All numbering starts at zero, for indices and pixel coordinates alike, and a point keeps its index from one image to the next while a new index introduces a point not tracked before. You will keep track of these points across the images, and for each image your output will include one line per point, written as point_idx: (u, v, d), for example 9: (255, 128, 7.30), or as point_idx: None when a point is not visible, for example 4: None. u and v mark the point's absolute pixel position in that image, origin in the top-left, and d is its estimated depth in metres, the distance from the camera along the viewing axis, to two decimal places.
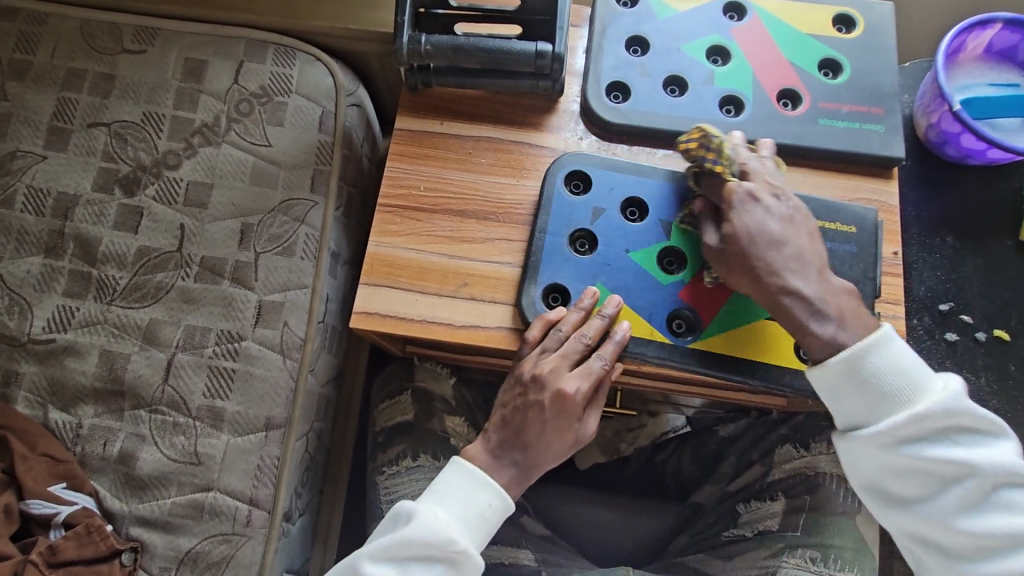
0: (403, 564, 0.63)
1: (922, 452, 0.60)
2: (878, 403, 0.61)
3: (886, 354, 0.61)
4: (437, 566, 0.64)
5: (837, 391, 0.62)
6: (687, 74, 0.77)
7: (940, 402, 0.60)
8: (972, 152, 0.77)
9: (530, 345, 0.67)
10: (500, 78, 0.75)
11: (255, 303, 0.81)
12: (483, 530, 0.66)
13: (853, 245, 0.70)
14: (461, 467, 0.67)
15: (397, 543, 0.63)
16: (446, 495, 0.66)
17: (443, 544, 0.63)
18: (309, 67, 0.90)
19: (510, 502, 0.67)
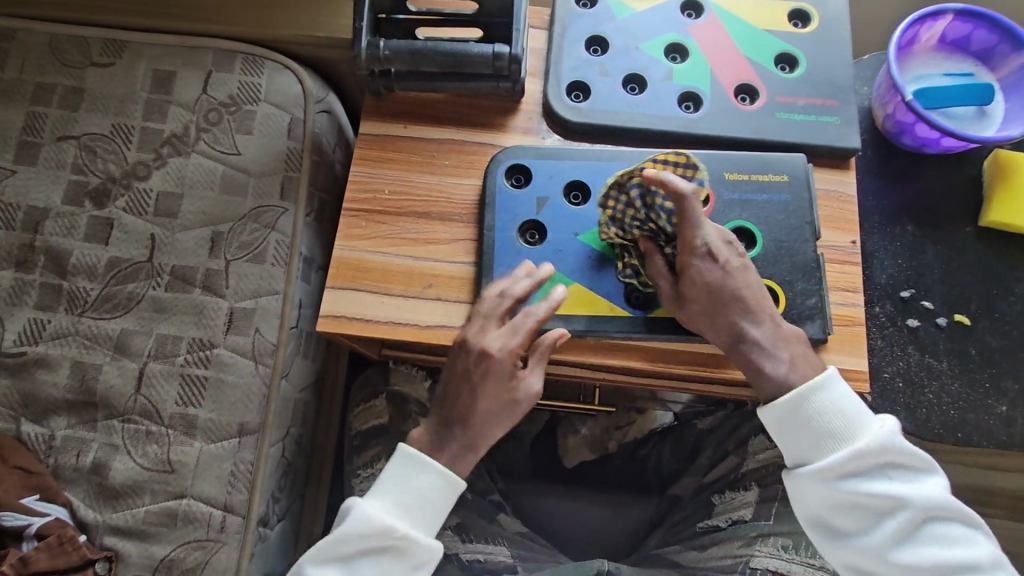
0: (348, 561, 0.65)
1: (863, 490, 0.62)
2: (823, 442, 0.64)
3: (824, 394, 0.64)
4: (382, 557, 0.65)
5: (786, 427, 0.65)
6: (646, 71, 0.78)
7: (874, 439, 0.63)
8: (927, 141, 0.78)
9: (460, 312, 0.69)
10: (461, 81, 0.76)
11: (226, 311, 0.81)
12: (427, 514, 0.67)
13: (786, 194, 0.73)
14: (399, 454, 0.68)
15: (334, 540, 0.64)
16: (383, 485, 0.67)
17: (383, 535, 0.64)
18: (278, 76, 0.91)
19: (453, 482, 0.67)
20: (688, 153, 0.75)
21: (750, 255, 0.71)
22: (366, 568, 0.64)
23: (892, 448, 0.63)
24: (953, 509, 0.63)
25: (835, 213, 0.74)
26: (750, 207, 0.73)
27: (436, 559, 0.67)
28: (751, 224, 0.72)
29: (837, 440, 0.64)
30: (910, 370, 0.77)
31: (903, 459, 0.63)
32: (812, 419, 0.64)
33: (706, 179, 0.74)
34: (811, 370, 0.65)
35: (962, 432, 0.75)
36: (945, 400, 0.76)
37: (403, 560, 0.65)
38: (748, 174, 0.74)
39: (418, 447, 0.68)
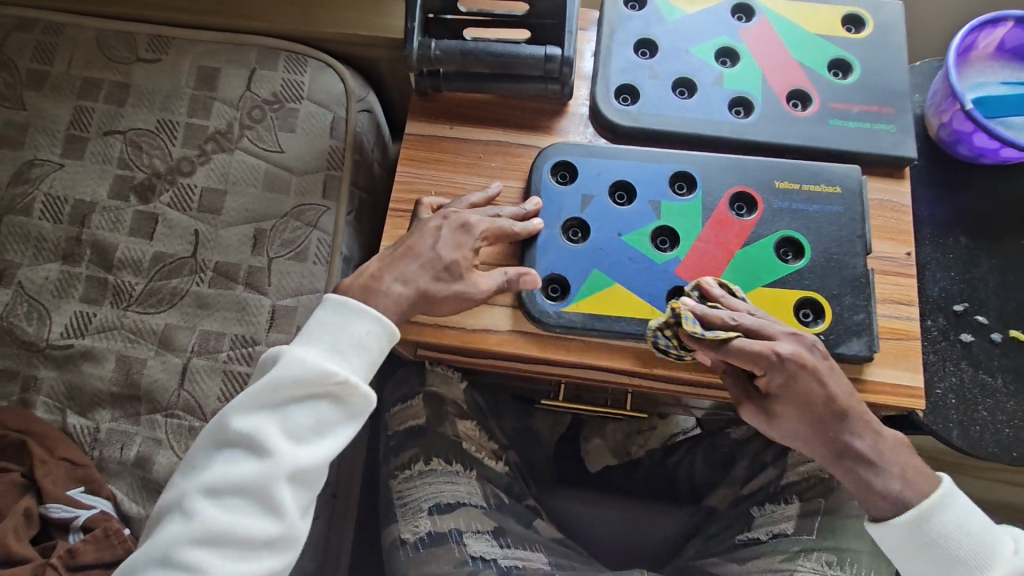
0: (277, 407, 0.59)
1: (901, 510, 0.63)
2: (948, 566, 0.62)
3: (948, 512, 0.62)
4: (317, 405, 0.60)
5: (904, 551, 0.63)
6: (696, 75, 0.77)
7: (990, 552, 0.61)
8: (985, 151, 0.77)
9: (425, 207, 0.71)
10: (509, 82, 0.76)
11: (269, 308, 0.81)
12: (365, 359, 0.61)
13: (838, 205, 0.71)
14: (327, 304, 0.62)
15: (264, 389, 0.58)
16: (315, 333, 0.61)
17: (318, 382, 0.59)
18: (320, 74, 0.91)
19: (390, 328, 0.62)
20: (739, 158, 0.73)
21: (800, 266, 0.70)
22: (298, 416, 0.59)
23: (921, 532, 0.62)
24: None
25: (889, 223, 0.72)
26: (800, 217, 0.71)
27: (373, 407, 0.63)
28: (800, 236, 0.71)
29: (950, 558, 0.62)
30: (963, 385, 0.75)
31: (974, 546, 0.62)
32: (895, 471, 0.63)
33: (756, 186, 0.72)
34: (926, 484, 0.63)
35: (1018, 451, 0.73)
36: (999, 418, 0.74)
37: (338, 407, 0.61)
38: (800, 184, 0.72)
39: (346, 296, 0.62)
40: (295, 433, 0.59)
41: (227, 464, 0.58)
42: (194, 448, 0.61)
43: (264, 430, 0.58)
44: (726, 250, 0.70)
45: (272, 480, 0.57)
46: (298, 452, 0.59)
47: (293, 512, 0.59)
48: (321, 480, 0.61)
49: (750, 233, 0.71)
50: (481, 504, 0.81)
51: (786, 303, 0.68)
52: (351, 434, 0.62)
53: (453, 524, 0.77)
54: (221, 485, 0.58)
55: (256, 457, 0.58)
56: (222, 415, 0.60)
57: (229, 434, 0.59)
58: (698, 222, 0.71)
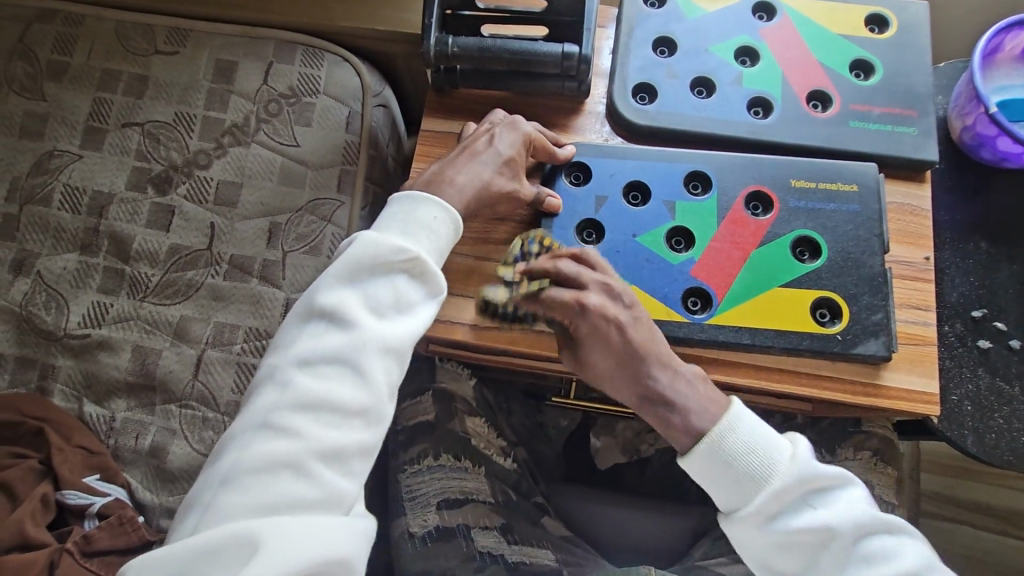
0: (360, 281, 0.58)
1: (790, 525, 0.57)
2: (743, 483, 0.59)
3: (737, 434, 0.59)
4: (397, 280, 0.58)
5: (712, 476, 0.59)
6: (714, 74, 0.76)
7: (788, 470, 0.58)
8: (1008, 155, 0.75)
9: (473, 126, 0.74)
10: (527, 80, 0.75)
11: (283, 302, 0.82)
12: (434, 242, 0.61)
13: (855, 203, 0.70)
14: (395, 200, 0.62)
15: (346, 264, 0.57)
16: (385, 222, 0.61)
17: (394, 257, 0.58)
18: (337, 68, 0.91)
19: (457, 220, 0.63)
20: (754, 157, 0.73)
21: (815, 265, 0.69)
22: (379, 290, 0.58)
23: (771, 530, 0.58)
24: (875, 521, 0.57)
25: (908, 227, 0.71)
26: (815, 216, 0.70)
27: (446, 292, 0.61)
28: (816, 234, 0.70)
29: (749, 480, 0.58)
30: (980, 392, 0.74)
31: (820, 481, 0.58)
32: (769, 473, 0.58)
33: (771, 184, 0.72)
34: (716, 407, 0.61)
35: None
36: (1017, 426, 0.73)
37: (418, 283, 0.59)
38: (816, 183, 0.71)
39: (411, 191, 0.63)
40: (379, 307, 0.57)
41: (312, 338, 0.56)
42: (278, 332, 0.59)
43: (348, 302, 0.57)
44: (741, 250, 0.69)
45: (361, 350, 0.55)
46: (382, 326, 0.57)
47: (381, 387, 0.56)
48: (407, 361, 0.59)
49: (766, 233, 0.70)
50: (489, 501, 0.81)
51: (803, 302, 0.68)
52: (433, 313, 0.60)
53: (461, 519, 0.78)
54: (309, 358, 0.55)
55: (341, 329, 0.56)
56: (306, 294, 0.59)
57: (313, 310, 0.57)
58: (713, 223, 0.71)
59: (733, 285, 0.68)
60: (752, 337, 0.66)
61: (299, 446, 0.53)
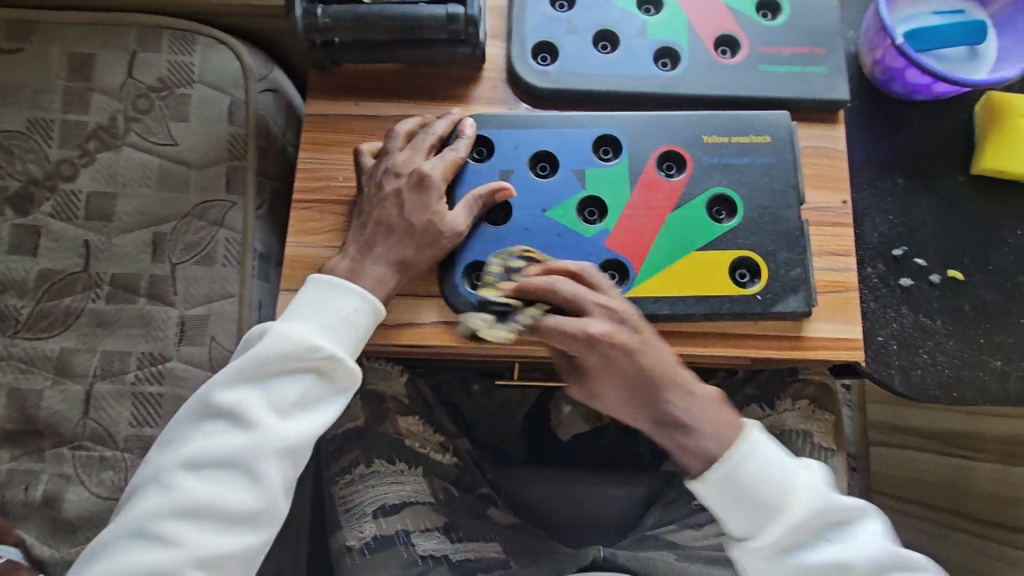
0: (262, 381, 0.60)
1: (802, 561, 0.59)
2: (759, 514, 0.60)
3: (752, 463, 0.60)
4: (303, 379, 0.61)
5: (725, 503, 0.60)
6: (617, 26, 0.71)
7: (803, 502, 0.60)
8: (918, 87, 0.74)
9: (366, 155, 0.66)
10: (415, 48, 0.68)
11: (177, 320, 0.75)
12: (350, 334, 0.61)
13: (769, 156, 0.68)
14: (314, 281, 0.62)
15: (252, 362, 0.60)
16: (302, 309, 0.61)
17: (304, 355, 0.60)
18: (212, 52, 0.81)
19: (379, 306, 0.62)
20: (664, 115, 0.69)
21: (732, 226, 0.66)
22: (283, 390, 0.60)
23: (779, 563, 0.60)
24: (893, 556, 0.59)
25: (824, 171, 0.69)
26: (729, 172, 0.68)
27: (358, 384, 0.63)
28: (731, 192, 0.67)
29: (770, 510, 0.59)
30: (904, 330, 0.74)
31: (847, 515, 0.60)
32: (776, 501, 0.60)
33: (683, 143, 0.68)
34: (734, 435, 0.61)
35: (959, 391, 0.73)
36: (940, 360, 0.73)
37: (325, 381, 0.61)
38: (729, 138, 0.68)
39: (333, 274, 0.63)
40: (280, 407, 0.60)
41: (209, 436, 0.59)
42: (177, 421, 0.62)
43: (248, 402, 0.59)
44: (656, 216, 0.67)
45: (254, 454, 0.59)
46: (283, 426, 0.60)
47: (273, 491, 0.59)
48: (305, 460, 0.62)
49: (680, 195, 0.67)
50: (430, 501, 0.77)
51: (721, 265, 0.65)
52: (338, 411, 0.62)
53: (400, 525, 0.74)
54: (200, 461, 0.59)
55: (239, 429, 0.59)
56: (207, 387, 0.61)
57: (212, 407, 0.60)
58: (625, 190, 0.67)
59: (649, 254, 0.66)
60: (671, 306, 0.65)
61: (179, 552, 0.57)
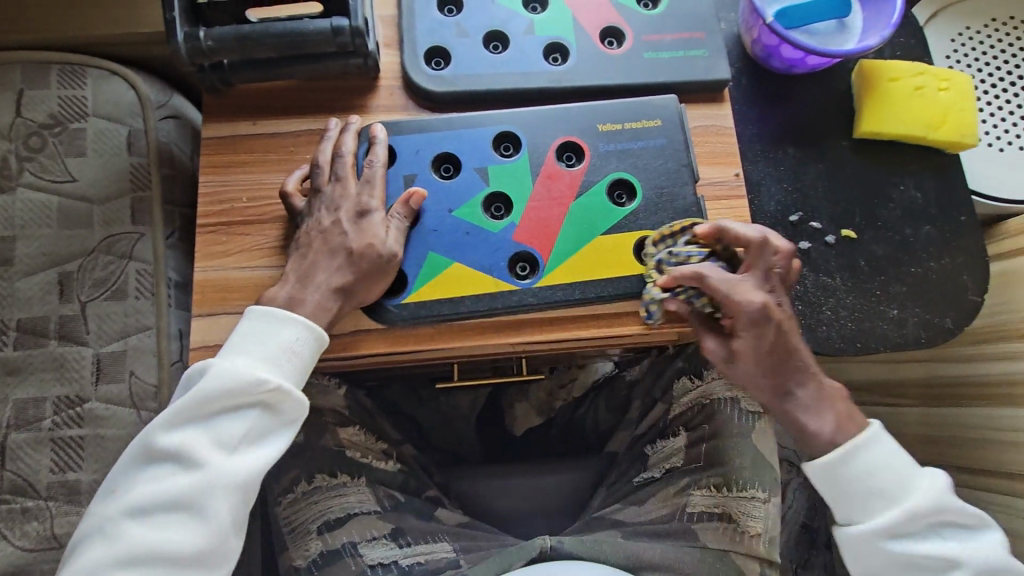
0: (206, 419, 0.58)
1: (917, 549, 0.62)
2: (873, 500, 0.63)
3: (874, 451, 0.64)
4: (248, 413, 0.59)
5: (836, 489, 0.64)
6: (505, 27, 0.73)
7: (925, 497, 0.63)
8: (794, 61, 0.79)
9: (295, 194, 0.66)
10: (306, 63, 0.68)
11: (92, 359, 0.74)
12: (295, 365, 0.61)
13: (660, 138, 0.71)
14: (254, 315, 0.61)
15: (191, 401, 0.57)
16: (244, 344, 0.60)
17: (248, 389, 0.58)
18: (105, 84, 0.80)
19: (320, 333, 0.61)
20: (559, 107, 0.71)
21: (632, 208, 0.69)
22: (228, 426, 0.58)
23: (875, 547, 0.63)
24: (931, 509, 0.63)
25: (716, 148, 0.72)
26: (625, 157, 0.70)
27: (306, 414, 0.62)
28: (630, 175, 0.70)
29: (883, 497, 0.63)
30: (807, 291, 0.78)
31: (887, 484, 0.63)
32: (860, 481, 0.63)
33: (580, 133, 0.70)
34: (857, 428, 0.65)
35: (862, 342, 0.78)
36: (842, 314, 0.78)
37: (272, 413, 0.60)
38: (623, 124, 0.71)
39: (272, 304, 0.61)
40: (227, 444, 0.58)
41: (153, 480, 0.57)
42: (118, 467, 0.59)
43: (193, 442, 0.57)
44: (560, 205, 0.68)
45: (203, 492, 0.57)
46: (231, 462, 0.58)
47: (223, 528, 0.57)
48: (256, 494, 0.60)
49: (581, 183, 0.69)
50: (375, 509, 0.77)
51: (625, 246, 0.68)
52: (287, 442, 0.61)
53: (345, 537, 0.73)
54: (145, 506, 0.56)
55: (184, 469, 0.57)
56: (148, 430, 0.59)
57: (155, 449, 0.57)
58: (527, 182, 0.69)
59: (556, 243, 0.67)
60: (582, 290, 0.66)
61: None
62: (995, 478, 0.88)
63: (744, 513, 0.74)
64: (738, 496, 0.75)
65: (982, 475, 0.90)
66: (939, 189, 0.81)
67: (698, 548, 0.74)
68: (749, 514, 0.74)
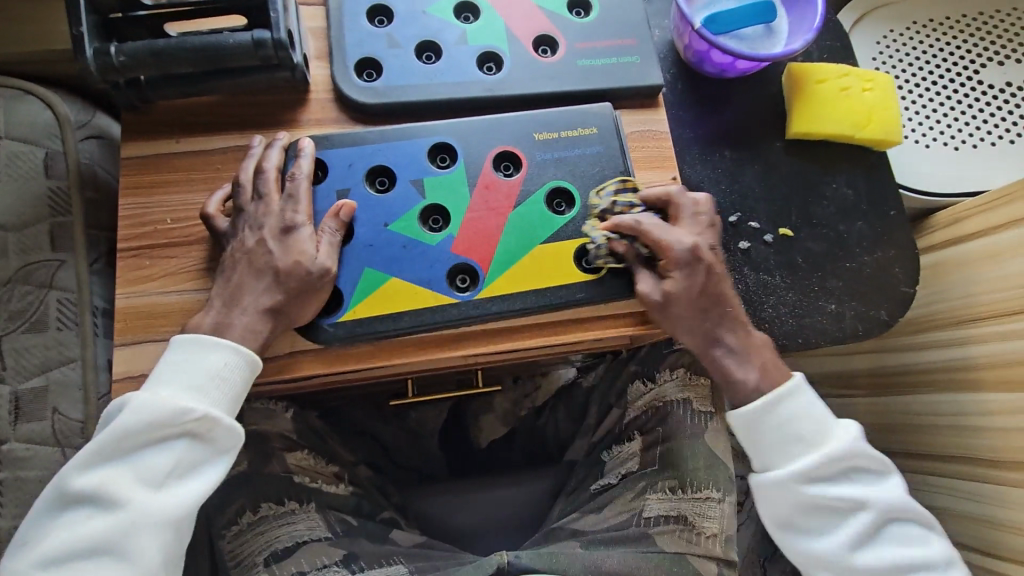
0: (127, 455, 0.55)
1: (828, 492, 0.67)
2: (795, 449, 0.68)
3: (800, 403, 0.68)
4: (175, 445, 0.56)
5: (756, 440, 0.69)
6: (438, 37, 0.72)
7: (843, 442, 0.68)
8: (725, 66, 0.81)
9: (216, 214, 0.63)
10: (229, 78, 0.66)
11: (10, 397, 0.70)
12: (223, 392, 0.58)
13: (597, 145, 0.71)
14: (177, 344, 0.58)
15: (109, 438, 0.54)
16: (166, 374, 0.57)
17: (172, 420, 0.56)
18: (19, 104, 0.76)
19: (251, 356, 0.59)
20: (495, 118, 0.71)
21: (571, 216, 0.69)
22: (152, 461, 0.56)
23: (793, 489, 0.67)
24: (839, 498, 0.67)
25: (652, 153, 0.73)
26: (562, 166, 0.70)
27: (241, 441, 0.59)
28: (568, 184, 0.70)
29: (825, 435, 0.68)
30: (749, 289, 0.80)
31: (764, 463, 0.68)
32: (778, 431, 0.68)
33: (516, 142, 0.70)
34: (780, 378, 0.69)
35: (803, 337, 0.79)
36: (783, 311, 0.80)
37: (202, 442, 0.57)
38: (559, 133, 0.71)
39: (197, 331, 0.59)
40: (152, 480, 0.55)
41: (69, 527, 0.53)
42: (29, 518, 0.55)
43: (113, 480, 0.54)
44: (499, 216, 0.68)
45: (127, 533, 0.53)
46: (159, 498, 0.55)
47: (152, 569, 0.54)
48: (190, 528, 0.57)
49: (519, 193, 0.69)
50: (326, 535, 0.73)
51: (566, 254, 0.67)
52: (221, 472, 0.58)
53: (293, 568, 0.69)
54: (62, 555, 0.53)
55: (106, 511, 0.54)
56: (63, 473, 0.55)
57: (70, 494, 0.54)
58: (465, 193, 0.68)
59: (495, 253, 0.67)
60: (523, 301, 0.66)
61: None
62: (936, 462, 0.91)
63: (697, 514, 0.74)
64: (693, 498, 0.76)
65: (924, 460, 0.93)
66: (869, 185, 0.83)
67: (655, 553, 0.72)
68: (703, 515, 0.74)
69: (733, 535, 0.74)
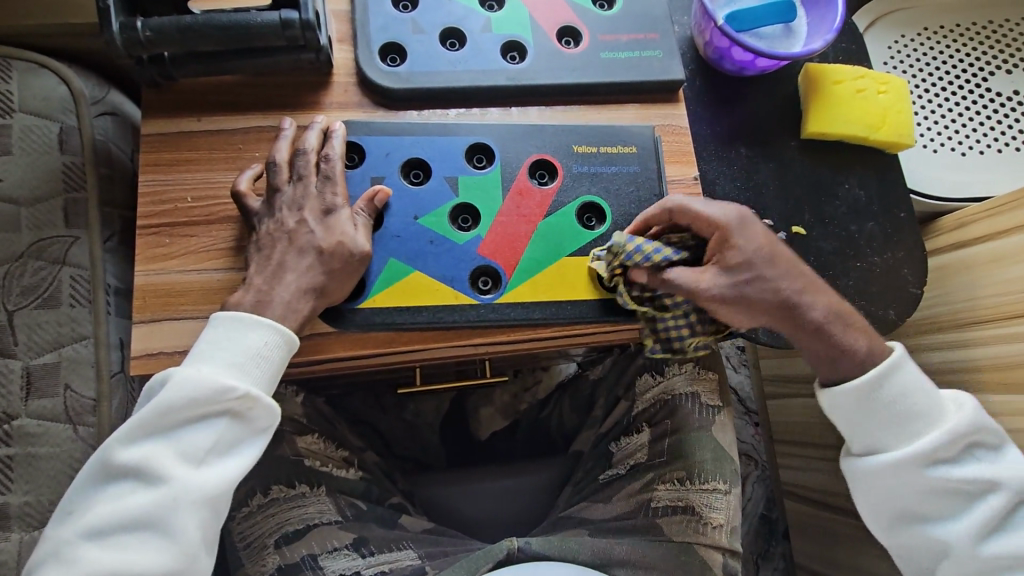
0: (170, 430, 0.55)
1: (947, 476, 0.67)
2: (896, 429, 0.68)
3: (897, 379, 0.68)
4: (216, 423, 0.56)
5: (850, 415, 0.69)
6: (461, 23, 0.72)
7: (960, 419, 0.68)
8: (745, 63, 0.82)
9: (249, 194, 0.63)
10: (254, 57, 0.66)
11: (21, 371, 0.70)
12: (263, 370, 0.58)
13: (634, 165, 0.72)
14: (219, 319, 0.58)
15: (154, 413, 0.54)
16: (209, 350, 0.57)
17: (214, 398, 0.55)
18: (34, 77, 0.74)
19: (289, 336, 0.59)
20: (536, 125, 0.71)
21: (602, 232, 0.69)
22: (194, 438, 0.55)
23: (901, 470, 0.67)
24: (977, 480, 0.67)
25: (673, 147, 0.73)
26: (597, 182, 0.71)
27: (278, 420, 0.60)
28: (601, 201, 0.70)
29: (925, 415, 0.68)
30: None
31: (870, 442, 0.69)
32: (876, 406, 0.68)
33: (555, 152, 0.70)
34: (884, 350, 0.69)
35: None
36: None
37: (242, 421, 0.57)
38: (598, 148, 0.71)
39: (239, 309, 0.59)
40: (194, 457, 0.55)
41: (113, 499, 0.53)
42: (73, 489, 0.55)
43: (155, 456, 0.54)
44: (529, 223, 0.68)
45: (168, 510, 0.53)
46: (199, 475, 0.55)
47: (190, 547, 0.54)
48: (227, 507, 0.57)
49: (552, 203, 0.69)
50: (336, 519, 0.74)
51: (593, 272, 0.68)
52: (260, 452, 0.58)
53: (305, 550, 0.70)
54: (105, 528, 0.53)
55: (148, 487, 0.54)
56: (106, 446, 0.55)
57: (114, 467, 0.54)
58: (498, 196, 0.68)
59: (521, 260, 0.67)
60: (542, 312, 0.66)
61: None
62: None
63: (705, 505, 0.75)
64: (699, 489, 0.76)
65: None
66: (881, 187, 0.84)
67: (661, 542, 0.74)
68: (709, 505, 0.75)
69: (737, 527, 0.75)
